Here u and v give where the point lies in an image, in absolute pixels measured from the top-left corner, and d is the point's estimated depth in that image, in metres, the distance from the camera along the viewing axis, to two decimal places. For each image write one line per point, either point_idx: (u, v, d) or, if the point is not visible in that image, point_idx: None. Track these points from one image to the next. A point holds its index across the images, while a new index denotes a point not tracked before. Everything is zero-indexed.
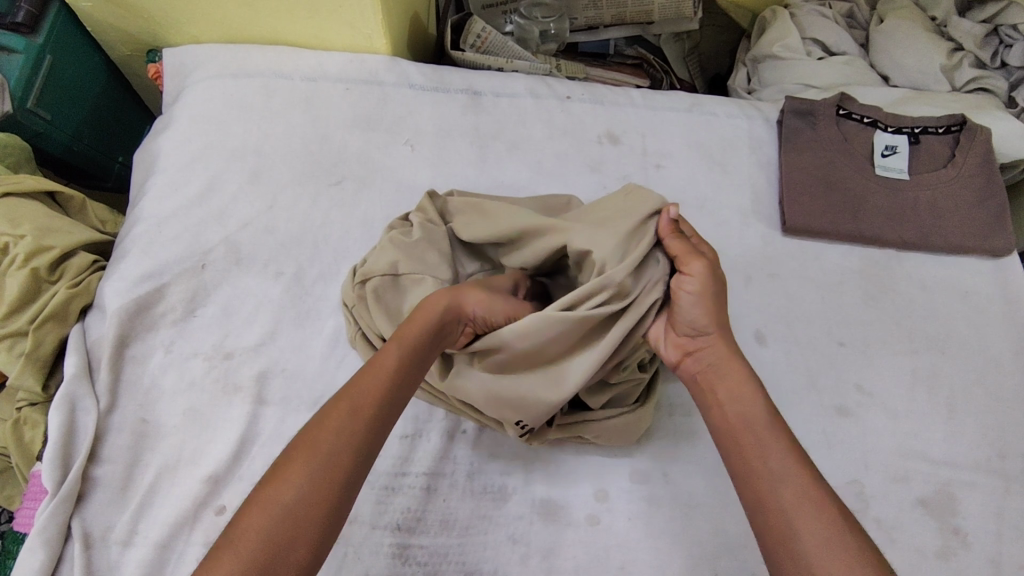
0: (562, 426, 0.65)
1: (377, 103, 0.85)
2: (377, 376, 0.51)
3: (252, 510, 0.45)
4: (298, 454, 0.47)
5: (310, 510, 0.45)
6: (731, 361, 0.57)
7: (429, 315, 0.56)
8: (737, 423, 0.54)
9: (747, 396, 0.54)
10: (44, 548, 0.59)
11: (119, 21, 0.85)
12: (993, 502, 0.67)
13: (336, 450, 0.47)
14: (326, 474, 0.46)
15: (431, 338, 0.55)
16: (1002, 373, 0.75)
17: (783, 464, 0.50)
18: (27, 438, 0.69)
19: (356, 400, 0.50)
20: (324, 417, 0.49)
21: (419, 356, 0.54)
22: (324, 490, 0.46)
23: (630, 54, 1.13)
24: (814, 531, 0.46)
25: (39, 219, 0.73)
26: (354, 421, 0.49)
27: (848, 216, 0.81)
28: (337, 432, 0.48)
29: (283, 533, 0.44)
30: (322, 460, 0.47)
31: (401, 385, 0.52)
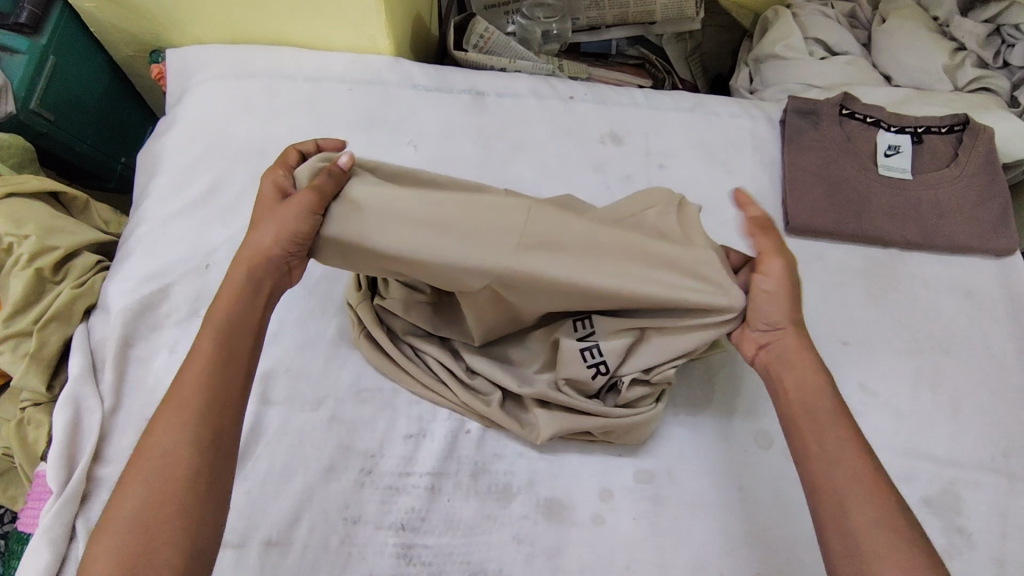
0: (575, 420, 0.64)
1: (381, 104, 0.85)
2: (199, 363, 0.50)
3: (102, 530, 0.44)
4: (133, 462, 0.46)
5: (162, 511, 0.44)
6: (803, 354, 0.56)
7: (232, 288, 0.55)
8: (799, 410, 0.54)
9: (812, 386, 0.54)
10: (48, 548, 0.59)
11: (123, 21, 0.85)
12: (996, 502, 0.67)
13: (172, 443, 0.47)
14: (165, 473, 0.46)
15: (250, 297, 0.55)
16: (1005, 372, 0.75)
17: (841, 451, 0.50)
18: (30, 438, 0.68)
19: (179, 390, 0.49)
20: (152, 422, 0.48)
21: (241, 323, 0.54)
22: (167, 484, 0.45)
23: (632, 54, 1.12)
24: (864, 517, 0.46)
25: (43, 219, 0.73)
26: (184, 408, 0.48)
27: (851, 216, 0.81)
28: (167, 429, 0.47)
29: (134, 544, 0.43)
30: (159, 458, 0.46)
31: (227, 359, 0.52)
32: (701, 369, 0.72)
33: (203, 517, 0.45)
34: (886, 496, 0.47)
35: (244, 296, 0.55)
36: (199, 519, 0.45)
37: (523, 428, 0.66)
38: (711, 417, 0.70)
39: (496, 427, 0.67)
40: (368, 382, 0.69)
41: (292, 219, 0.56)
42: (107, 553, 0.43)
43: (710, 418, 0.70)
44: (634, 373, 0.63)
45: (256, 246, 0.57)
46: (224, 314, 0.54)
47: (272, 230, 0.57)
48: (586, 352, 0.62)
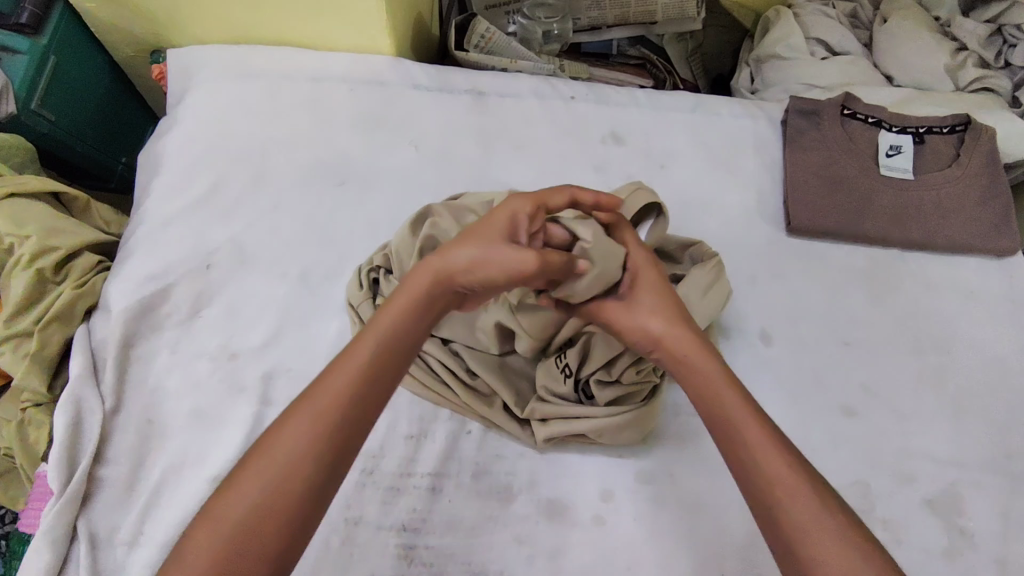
0: (569, 424, 0.64)
1: (382, 104, 0.85)
2: (349, 372, 0.49)
3: (206, 517, 0.44)
4: (263, 454, 0.46)
5: (270, 518, 0.44)
6: (699, 354, 0.56)
7: (411, 299, 0.53)
8: (708, 411, 0.53)
9: (718, 381, 0.54)
10: (49, 549, 0.59)
11: (124, 21, 0.85)
12: (998, 503, 0.67)
13: (300, 457, 0.46)
14: (282, 481, 0.45)
15: (422, 312, 0.53)
16: (1007, 373, 0.74)
17: (755, 450, 0.50)
18: (32, 439, 0.68)
19: (333, 391, 0.48)
20: (283, 418, 0.48)
21: (408, 336, 0.52)
22: (289, 492, 0.45)
23: (633, 54, 1.12)
24: (791, 517, 0.46)
25: (44, 219, 0.73)
26: (332, 415, 0.47)
27: (853, 216, 0.81)
28: (299, 436, 0.46)
29: (235, 550, 0.43)
30: (287, 462, 0.45)
31: (379, 376, 0.50)
32: None
33: (300, 535, 0.45)
34: (811, 491, 0.47)
35: (419, 310, 0.53)
36: (296, 536, 0.45)
37: (522, 430, 0.66)
38: None
39: (496, 427, 0.67)
40: None
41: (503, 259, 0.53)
42: (207, 544, 0.43)
43: None
44: (594, 372, 0.65)
45: (451, 263, 0.54)
46: (393, 320, 0.52)
47: (472, 257, 0.54)
48: (557, 357, 0.68)
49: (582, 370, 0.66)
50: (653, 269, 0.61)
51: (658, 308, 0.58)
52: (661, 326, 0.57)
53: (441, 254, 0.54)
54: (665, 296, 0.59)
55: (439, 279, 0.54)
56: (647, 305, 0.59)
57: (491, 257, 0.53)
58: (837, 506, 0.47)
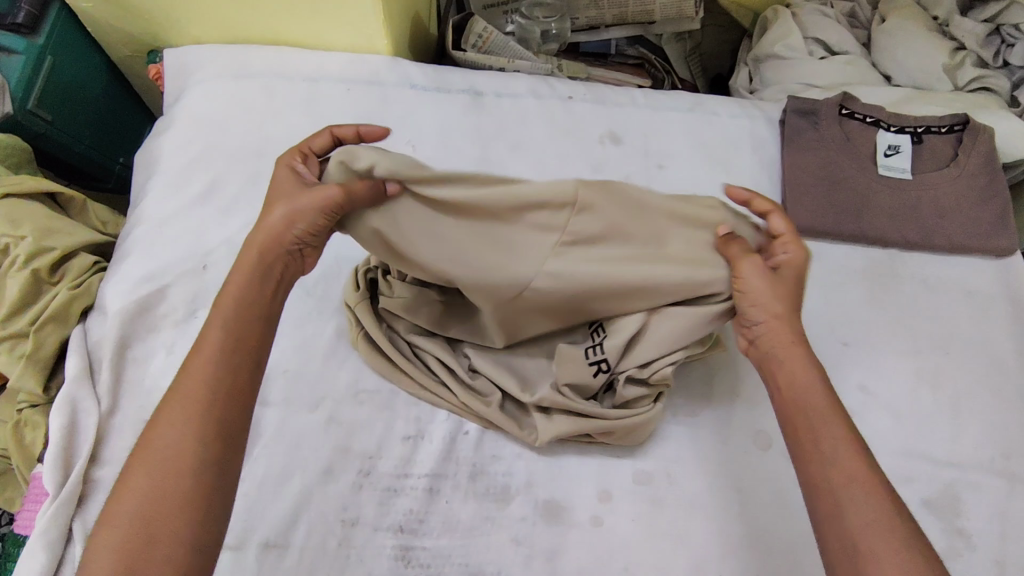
0: (576, 423, 0.64)
1: (379, 104, 0.85)
2: (207, 350, 0.49)
3: (98, 533, 0.43)
4: (138, 458, 0.45)
5: (168, 505, 0.43)
6: (796, 352, 0.54)
7: (247, 266, 0.53)
8: (797, 421, 0.51)
9: (808, 382, 0.53)
10: (45, 551, 0.59)
11: (119, 21, 0.85)
12: (997, 502, 0.67)
13: (178, 437, 0.45)
14: (167, 466, 0.44)
15: (260, 286, 0.53)
16: (1006, 373, 0.74)
17: (841, 453, 0.48)
18: (28, 440, 0.68)
19: (188, 380, 0.47)
20: (154, 416, 0.47)
21: (256, 312, 0.52)
22: (172, 479, 0.44)
23: (631, 54, 1.12)
24: (863, 514, 0.45)
25: (40, 220, 0.73)
26: (191, 400, 0.46)
27: (851, 216, 0.81)
28: (170, 421, 0.46)
29: (132, 545, 0.42)
30: (165, 452, 0.45)
31: (240, 343, 0.50)
32: (702, 371, 0.72)
33: (213, 514, 0.44)
34: (886, 496, 0.46)
35: (259, 285, 0.53)
36: (206, 516, 0.44)
37: (522, 429, 0.65)
38: (710, 417, 0.69)
39: (494, 427, 0.67)
40: (365, 384, 0.69)
41: (308, 205, 0.53)
42: (108, 552, 0.41)
43: (709, 419, 0.69)
44: (630, 369, 0.63)
45: (265, 227, 0.54)
46: (233, 303, 0.51)
47: (282, 214, 0.54)
48: (589, 349, 0.64)
49: (618, 365, 0.63)
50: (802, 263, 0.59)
51: (790, 292, 0.57)
52: (790, 307, 0.56)
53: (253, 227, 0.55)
54: (796, 290, 0.57)
55: (261, 245, 0.54)
56: (785, 282, 0.57)
57: (296, 206, 0.53)
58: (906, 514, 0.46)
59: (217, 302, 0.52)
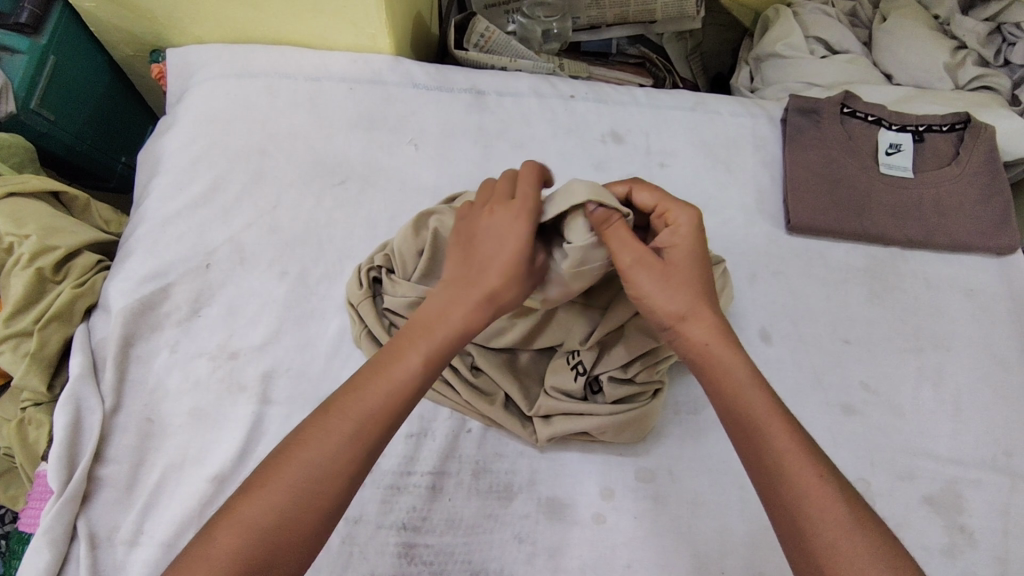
0: (573, 422, 0.64)
1: (381, 103, 0.85)
2: (393, 388, 0.50)
3: (231, 523, 0.45)
4: (290, 468, 0.46)
5: (301, 532, 0.45)
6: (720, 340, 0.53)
7: (459, 325, 0.53)
8: (732, 412, 0.51)
9: (740, 369, 0.52)
10: (49, 549, 0.59)
11: (123, 21, 0.85)
12: (999, 500, 0.67)
13: (335, 465, 0.47)
14: (318, 489, 0.46)
15: (450, 353, 0.53)
16: (1008, 371, 0.74)
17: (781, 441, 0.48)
18: (31, 438, 0.68)
19: (362, 415, 0.49)
20: (318, 428, 0.48)
21: (436, 369, 0.53)
22: (307, 510, 0.46)
23: (633, 53, 1.12)
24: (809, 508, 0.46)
25: (44, 219, 0.73)
26: (355, 445, 0.48)
27: (853, 214, 0.81)
28: (338, 448, 0.48)
29: (258, 554, 0.44)
30: (321, 474, 0.47)
31: (416, 392, 0.52)
32: None
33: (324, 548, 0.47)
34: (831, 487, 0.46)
35: (453, 340, 0.53)
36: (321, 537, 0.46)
37: (523, 427, 0.66)
38: (712, 415, 0.70)
39: (496, 425, 0.67)
40: None
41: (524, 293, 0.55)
42: (230, 547, 0.44)
43: (711, 417, 0.69)
44: (609, 368, 0.65)
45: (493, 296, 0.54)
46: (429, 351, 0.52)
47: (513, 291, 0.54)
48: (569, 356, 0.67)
49: (595, 367, 0.65)
50: (693, 234, 0.56)
51: (688, 284, 0.54)
52: (685, 301, 0.54)
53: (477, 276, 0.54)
54: (690, 266, 0.55)
55: (484, 305, 0.53)
56: (685, 273, 0.55)
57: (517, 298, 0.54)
58: (862, 509, 0.46)
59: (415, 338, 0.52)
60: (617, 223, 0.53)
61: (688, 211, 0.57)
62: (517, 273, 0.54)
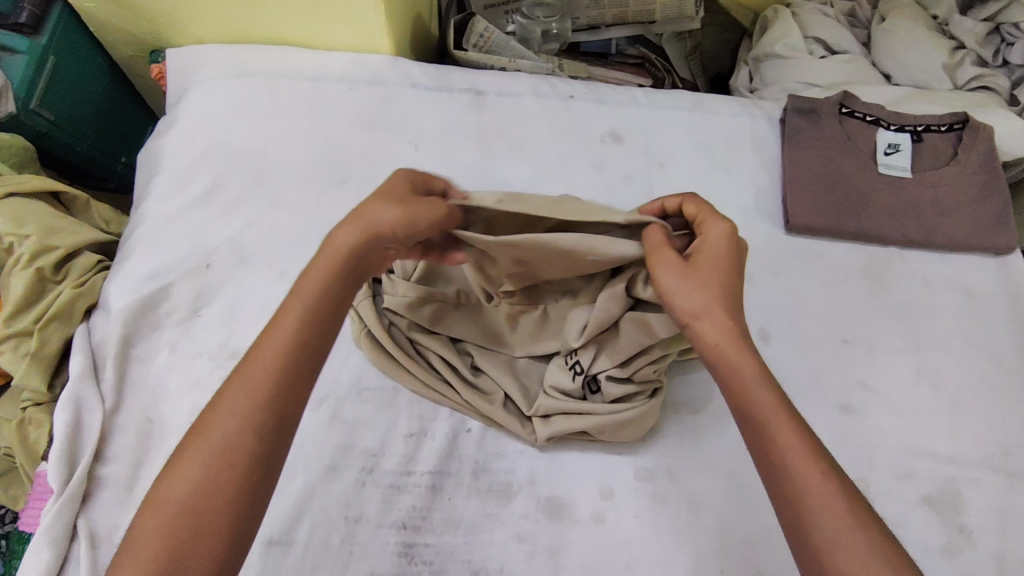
0: (572, 421, 0.64)
1: (381, 103, 0.85)
2: (280, 336, 0.49)
3: (150, 507, 0.44)
4: (196, 443, 0.45)
5: (215, 498, 0.44)
6: (734, 340, 0.52)
7: (341, 257, 0.53)
8: (745, 413, 0.50)
9: (750, 368, 0.50)
10: (50, 548, 0.59)
11: (123, 21, 0.85)
12: (998, 499, 0.67)
13: (234, 424, 0.46)
14: (221, 453, 0.45)
15: (332, 294, 0.52)
16: (1006, 370, 0.75)
17: (790, 447, 0.47)
18: (32, 438, 0.68)
19: (253, 371, 0.48)
20: (217, 396, 0.48)
21: (325, 313, 0.51)
22: (218, 477, 0.44)
23: (632, 53, 1.12)
24: (817, 520, 0.45)
25: (44, 218, 0.73)
26: (250, 399, 0.47)
27: (851, 214, 0.82)
28: (232, 405, 0.47)
29: (175, 531, 0.43)
30: (220, 435, 0.45)
31: (309, 338, 0.50)
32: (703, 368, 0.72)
33: (250, 518, 0.45)
34: (836, 490, 0.46)
35: (340, 275, 0.52)
36: (243, 506, 0.45)
37: (522, 427, 0.66)
38: (712, 415, 0.70)
39: (495, 425, 0.67)
40: (368, 381, 0.69)
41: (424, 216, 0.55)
42: (152, 532, 0.43)
43: (711, 417, 0.70)
44: (607, 368, 0.65)
45: (362, 227, 0.53)
46: (316, 295, 0.51)
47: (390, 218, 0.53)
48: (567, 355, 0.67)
49: (593, 367, 0.66)
50: (725, 243, 0.55)
51: (710, 283, 0.53)
52: (701, 300, 0.53)
53: (353, 215, 0.54)
54: (721, 270, 0.54)
55: (366, 237, 0.53)
56: (709, 275, 0.54)
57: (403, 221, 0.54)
58: (869, 518, 0.45)
59: (299, 289, 0.52)
60: (654, 229, 0.57)
61: (722, 223, 0.56)
62: (404, 211, 0.54)
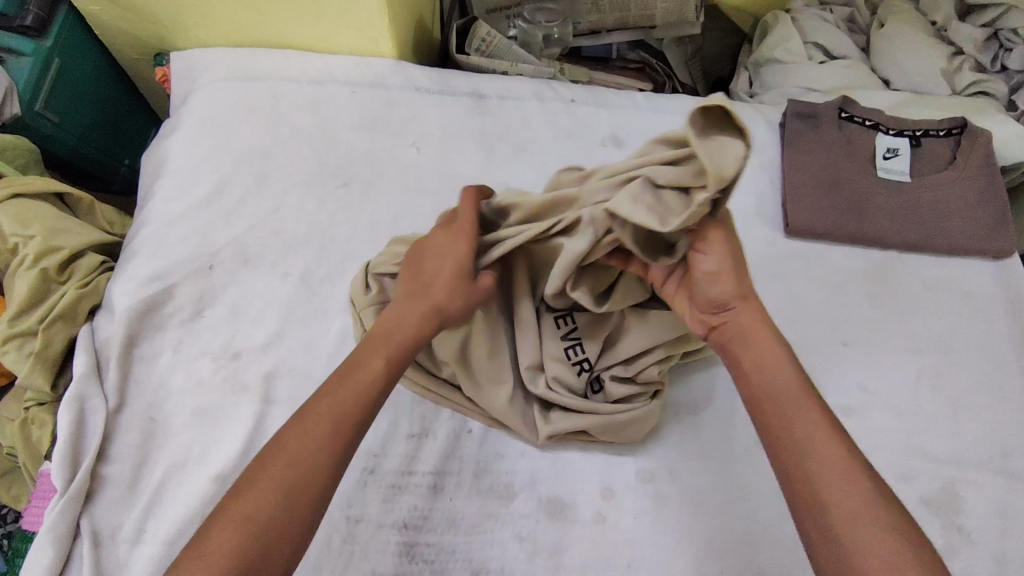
0: (572, 420, 0.65)
1: (383, 105, 0.86)
2: (357, 388, 0.54)
3: (227, 517, 0.46)
4: (276, 465, 0.49)
5: (292, 525, 0.47)
6: (761, 331, 0.56)
7: (405, 335, 0.58)
8: (759, 401, 0.54)
9: (771, 359, 0.55)
10: (53, 546, 0.59)
11: (128, 25, 0.86)
12: (996, 500, 0.67)
13: (312, 464, 0.50)
14: (301, 486, 0.49)
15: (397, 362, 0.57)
16: (1005, 372, 0.75)
17: (806, 428, 0.51)
18: (35, 437, 0.69)
19: (336, 413, 0.52)
20: (293, 432, 0.51)
21: (389, 380, 0.56)
22: (298, 506, 0.48)
23: (633, 58, 1.14)
24: (830, 492, 0.47)
25: (50, 220, 0.74)
26: (335, 438, 0.51)
27: (851, 217, 0.82)
28: (315, 443, 0.50)
29: (253, 548, 0.45)
30: (302, 470, 0.49)
31: (378, 397, 0.55)
32: (704, 370, 0.73)
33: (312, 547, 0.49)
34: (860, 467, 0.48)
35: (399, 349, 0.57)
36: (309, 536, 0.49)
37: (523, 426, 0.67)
38: (712, 416, 0.70)
39: (497, 425, 0.68)
40: None
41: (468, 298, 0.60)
42: (224, 545, 0.45)
43: (711, 418, 0.70)
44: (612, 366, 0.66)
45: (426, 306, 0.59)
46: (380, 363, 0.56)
47: (448, 298, 0.59)
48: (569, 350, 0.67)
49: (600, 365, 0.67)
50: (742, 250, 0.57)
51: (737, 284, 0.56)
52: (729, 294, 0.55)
53: (413, 298, 0.60)
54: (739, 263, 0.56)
55: (427, 319, 0.59)
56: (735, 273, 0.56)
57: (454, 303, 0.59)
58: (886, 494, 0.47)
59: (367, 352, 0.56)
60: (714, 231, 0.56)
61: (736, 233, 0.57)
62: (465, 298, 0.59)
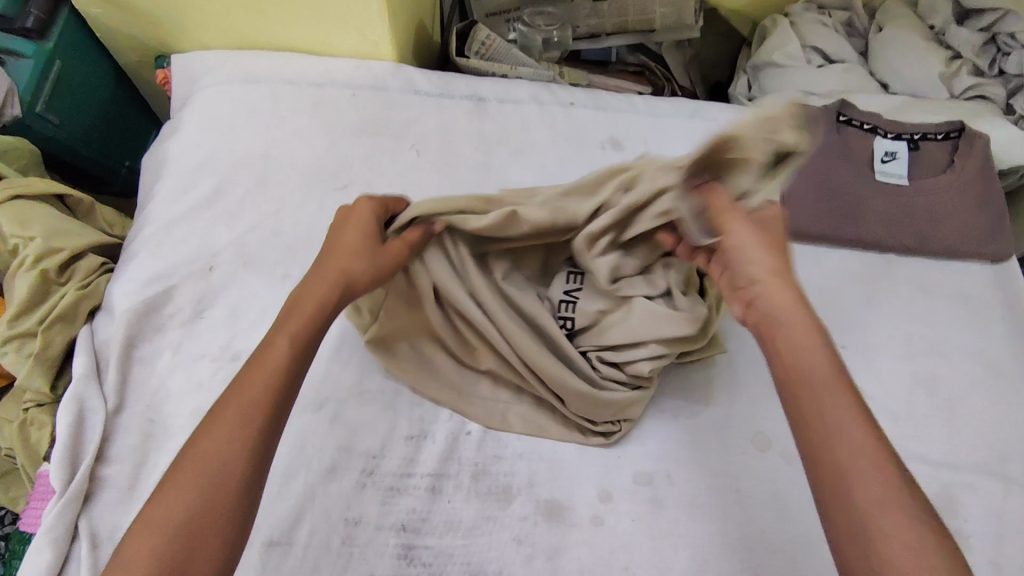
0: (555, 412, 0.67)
1: (383, 108, 0.86)
2: (267, 370, 0.50)
3: (144, 522, 0.42)
4: (190, 462, 0.44)
5: (210, 524, 0.43)
6: (797, 313, 0.52)
7: (314, 301, 0.55)
8: (793, 389, 0.49)
9: (805, 342, 0.50)
10: (51, 548, 0.59)
11: (130, 27, 0.86)
12: (993, 504, 0.67)
13: (228, 454, 0.45)
14: (218, 479, 0.44)
15: (313, 333, 0.54)
16: (1002, 376, 0.75)
17: (842, 420, 0.46)
18: (33, 438, 0.69)
19: (246, 395, 0.48)
20: (204, 427, 0.46)
21: (305, 353, 0.53)
22: (220, 502, 0.43)
23: (632, 62, 1.14)
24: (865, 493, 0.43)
25: (50, 221, 0.74)
26: (251, 422, 0.47)
27: (847, 221, 0.83)
28: (229, 433, 0.46)
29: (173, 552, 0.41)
30: (217, 463, 0.45)
31: (294, 372, 0.51)
32: (702, 373, 0.73)
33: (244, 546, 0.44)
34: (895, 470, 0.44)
35: (313, 319, 0.54)
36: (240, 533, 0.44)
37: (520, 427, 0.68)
38: (710, 419, 0.70)
39: (495, 425, 0.68)
40: (370, 384, 0.69)
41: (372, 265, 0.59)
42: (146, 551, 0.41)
43: (709, 420, 0.70)
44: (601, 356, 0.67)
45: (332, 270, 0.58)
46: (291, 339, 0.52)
47: (350, 263, 0.58)
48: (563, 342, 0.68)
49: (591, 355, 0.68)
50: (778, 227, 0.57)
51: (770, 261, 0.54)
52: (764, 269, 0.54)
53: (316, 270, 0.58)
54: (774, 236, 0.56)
55: (336, 284, 0.57)
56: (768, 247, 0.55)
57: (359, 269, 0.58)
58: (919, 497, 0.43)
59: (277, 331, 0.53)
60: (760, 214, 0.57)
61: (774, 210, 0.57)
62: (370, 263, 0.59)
